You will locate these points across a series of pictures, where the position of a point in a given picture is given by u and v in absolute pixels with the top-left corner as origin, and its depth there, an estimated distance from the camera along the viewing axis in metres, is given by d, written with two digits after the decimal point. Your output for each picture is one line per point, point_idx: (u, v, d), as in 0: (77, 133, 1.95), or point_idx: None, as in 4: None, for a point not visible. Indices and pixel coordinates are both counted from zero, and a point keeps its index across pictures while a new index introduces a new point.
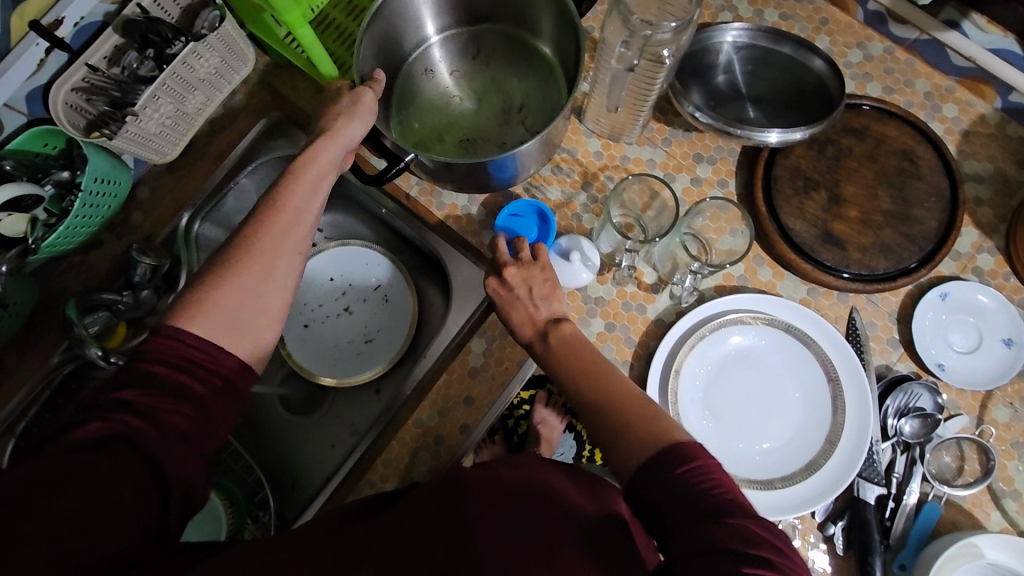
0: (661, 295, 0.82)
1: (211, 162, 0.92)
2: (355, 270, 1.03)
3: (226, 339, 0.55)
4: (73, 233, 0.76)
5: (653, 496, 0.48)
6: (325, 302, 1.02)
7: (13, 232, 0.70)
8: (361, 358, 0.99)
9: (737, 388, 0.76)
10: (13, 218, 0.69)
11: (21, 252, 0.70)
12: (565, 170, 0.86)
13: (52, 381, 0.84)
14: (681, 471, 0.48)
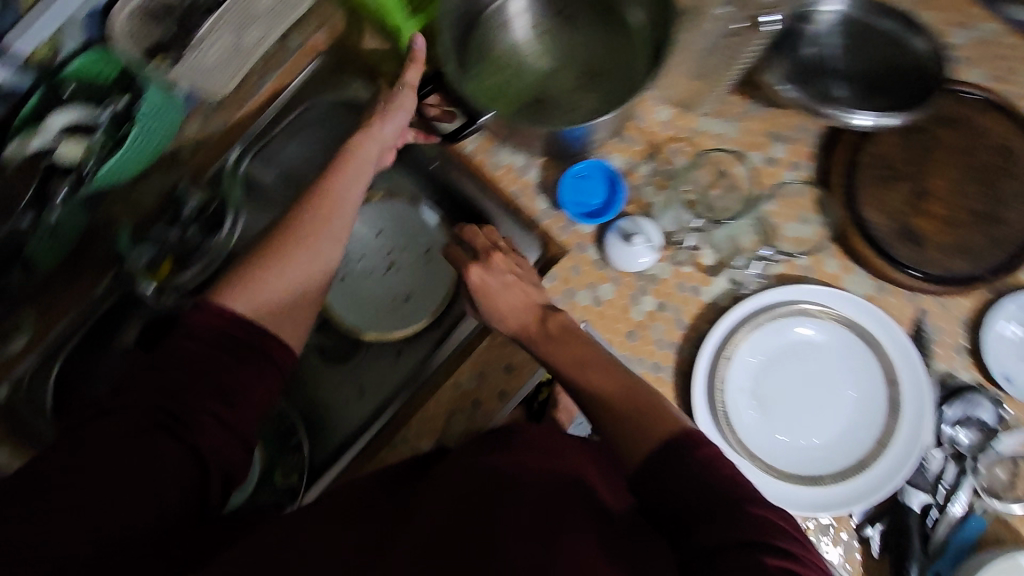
0: (718, 278, 0.78)
1: (262, 102, 0.89)
2: (399, 227, 1.01)
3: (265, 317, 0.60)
4: (126, 164, 0.77)
5: (677, 479, 0.50)
6: (366, 256, 1.01)
7: (69, 159, 0.71)
8: (399, 318, 0.97)
9: (789, 382, 0.74)
10: (71, 144, 0.70)
11: (76, 179, 0.72)
12: (629, 138, 0.82)
13: (97, 310, 0.85)
14: (702, 467, 0.50)
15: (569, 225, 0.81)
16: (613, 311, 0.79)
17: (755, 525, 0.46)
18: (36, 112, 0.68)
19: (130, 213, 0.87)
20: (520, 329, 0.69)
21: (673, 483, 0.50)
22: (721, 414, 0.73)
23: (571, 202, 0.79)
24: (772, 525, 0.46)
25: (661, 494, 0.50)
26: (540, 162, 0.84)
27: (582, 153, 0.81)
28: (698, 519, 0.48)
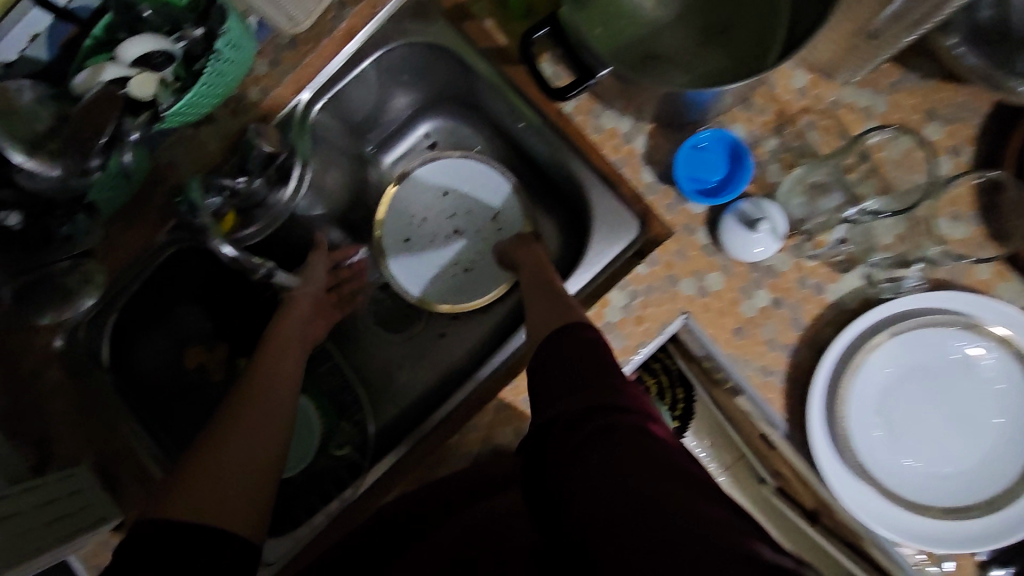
0: (849, 275, 0.68)
1: (338, 39, 0.79)
2: (471, 190, 0.92)
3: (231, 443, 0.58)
4: (201, 106, 0.66)
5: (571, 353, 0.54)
6: (431, 216, 0.93)
7: (142, 96, 0.61)
8: (457, 290, 0.90)
9: (924, 402, 0.65)
10: (143, 78, 0.59)
11: (150, 118, 0.62)
12: (757, 107, 0.72)
13: (155, 261, 0.80)
14: (582, 348, 0.54)
15: (677, 203, 0.72)
16: (719, 303, 0.70)
17: (616, 397, 0.48)
18: (105, 36, 0.62)
19: (192, 154, 0.78)
20: (527, 288, 0.73)
21: (585, 370, 0.52)
22: (841, 430, 0.65)
23: (687, 178, 0.70)
24: (608, 393, 0.49)
25: (566, 397, 0.50)
26: (648, 128, 0.74)
27: (699, 120, 0.71)
28: (577, 394, 0.50)
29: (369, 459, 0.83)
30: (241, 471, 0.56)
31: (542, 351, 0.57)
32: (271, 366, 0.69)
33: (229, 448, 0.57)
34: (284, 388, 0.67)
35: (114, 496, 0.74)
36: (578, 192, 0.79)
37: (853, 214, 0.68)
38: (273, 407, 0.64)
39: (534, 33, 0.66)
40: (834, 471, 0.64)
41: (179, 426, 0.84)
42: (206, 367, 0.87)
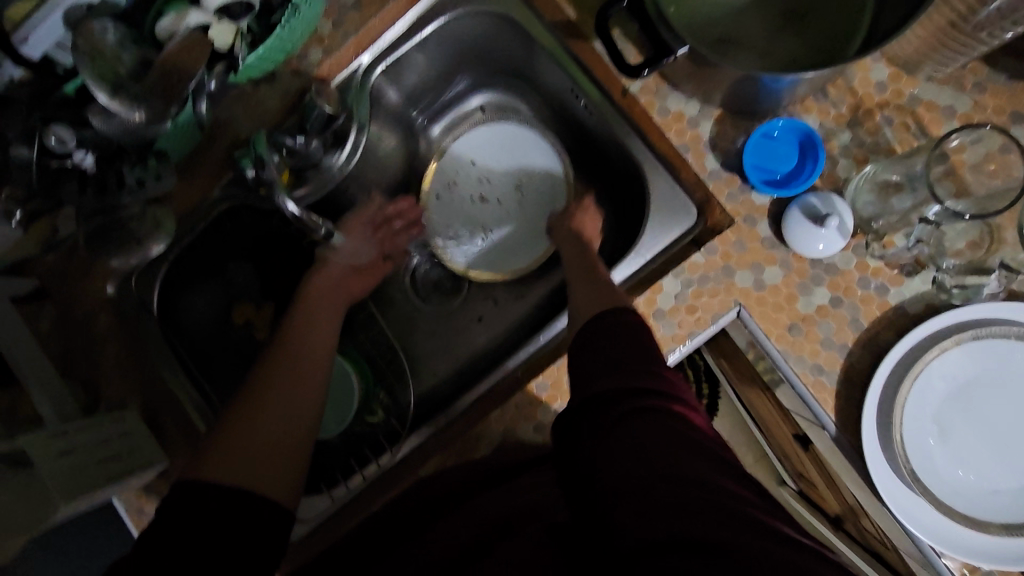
0: (915, 279, 0.66)
1: (402, 4, 0.78)
2: (512, 156, 0.92)
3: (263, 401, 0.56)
4: (269, 59, 0.68)
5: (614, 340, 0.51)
6: (471, 183, 0.93)
7: (220, 46, 0.60)
8: (496, 257, 0.91)
9: (985, 415, 0.63)
10: (222, 30, 0.58)
11: (226, 68, 0.63)
12: (832, 99, 0.69)
13: (209, 215, 0.79)
14: (626, 336, 0.51)
15: (740, 192, 0.70)
16: (776, 297, 0.68)
17: (655, 381, 0.46)
18: None
19: (252, 112, 0.79)
20: (570, 276, 0.72)
21: (619, 350, 0.50)
22: (896, 436, 0.63)
23: (753, 167, 0.69)
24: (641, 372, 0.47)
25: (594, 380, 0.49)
26: (716, 113, 0.72)
27: (772, 108, 0.68)
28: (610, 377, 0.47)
29: (409, 428, 0.82)
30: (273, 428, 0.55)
31: (578, 336, 0.54)
32: (296, 326, 0.68)
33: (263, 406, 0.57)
34: (315, 352, 0.65)
35: (162, 441, 0.76)
36: (635, 175, 0.78)
37: (931, 215, 0.64)
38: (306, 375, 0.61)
39: (610, 7, 0.64)
40: (883, 477, 0.63)
41: (223, 378, 0.85)
42: (253, 323, 0.87)
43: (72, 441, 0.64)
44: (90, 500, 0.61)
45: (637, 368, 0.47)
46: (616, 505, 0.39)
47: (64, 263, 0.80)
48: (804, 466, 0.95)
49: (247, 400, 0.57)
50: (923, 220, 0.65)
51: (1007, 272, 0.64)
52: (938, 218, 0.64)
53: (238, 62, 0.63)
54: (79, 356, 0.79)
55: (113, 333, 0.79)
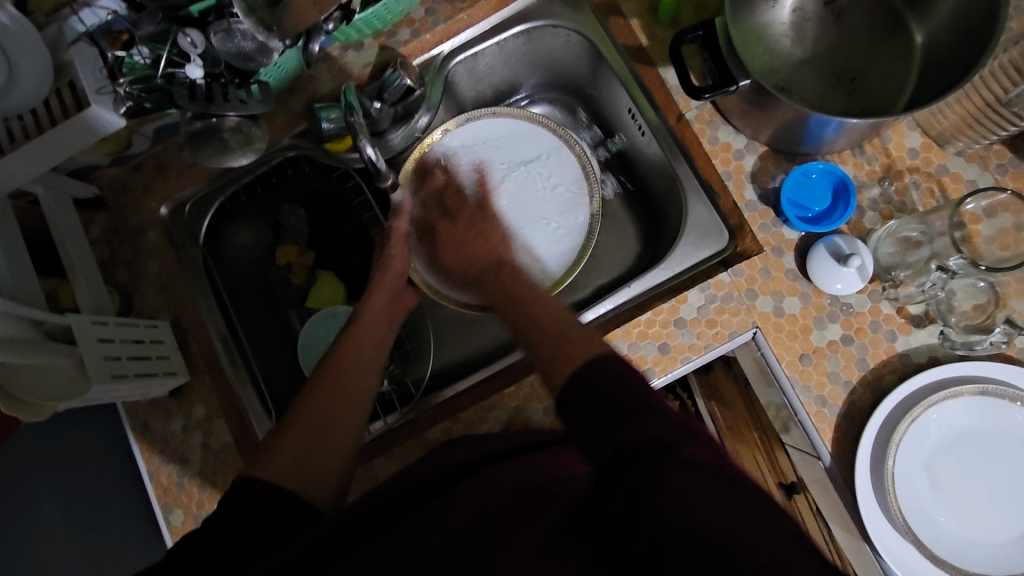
0: (922, 330, 0.71)
1: (491, 6, 0.85)
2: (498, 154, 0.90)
3: (328, 428, 0.58)
4: (377, 20, 0.73)
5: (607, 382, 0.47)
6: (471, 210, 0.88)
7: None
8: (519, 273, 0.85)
9: (975, 468, 0.66)
10: None
11: (343, 16, 0.68)
12: (867, 155, 0.75)
13: (272, 160, 0.86)
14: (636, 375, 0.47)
15: (773, 224, 0.75)
16: (792, 326, 0.72)
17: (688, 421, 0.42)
18: None
19: (335, 72, 0.84)
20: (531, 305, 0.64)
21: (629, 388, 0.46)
22: (889, 469, 0.66)
23: (789, 202, 0.74)
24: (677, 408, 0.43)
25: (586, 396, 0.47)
26: (761, 149, 0.77)
27: (812, 153, 0.74)
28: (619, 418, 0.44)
29: (420, 393, 0.87)
30: (331, 430, 0.59)
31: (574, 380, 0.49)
32: (365, 337, 0.68)
33: (328, 399, 0.61)
34: (370, 352, 0.67)
35: (184, 358, 0.78)
36: (676, 196, 0.83)
37: (951, 264, 0.69)
38: (360, 386, 0.63)
39: (687, 35, 0.71)
40: (870, 510, 0.66)
41: (250, 314, 0.88)
42: (292, 267, 0.89)
43: (111, 332, 0.67)
44: (116, 389, 0.65)
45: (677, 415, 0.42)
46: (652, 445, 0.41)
47: (126, 177, 0.84)
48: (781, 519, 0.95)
49: (316, 387, 0.62)
50: (942, 267, 0.69)
51: (1011, 327, 0.67)
52: (957, 268, 0.69)
53: (354, 14, 0.68)
54: (121, 267, 0.82)
55: (158, 251, 0.82)
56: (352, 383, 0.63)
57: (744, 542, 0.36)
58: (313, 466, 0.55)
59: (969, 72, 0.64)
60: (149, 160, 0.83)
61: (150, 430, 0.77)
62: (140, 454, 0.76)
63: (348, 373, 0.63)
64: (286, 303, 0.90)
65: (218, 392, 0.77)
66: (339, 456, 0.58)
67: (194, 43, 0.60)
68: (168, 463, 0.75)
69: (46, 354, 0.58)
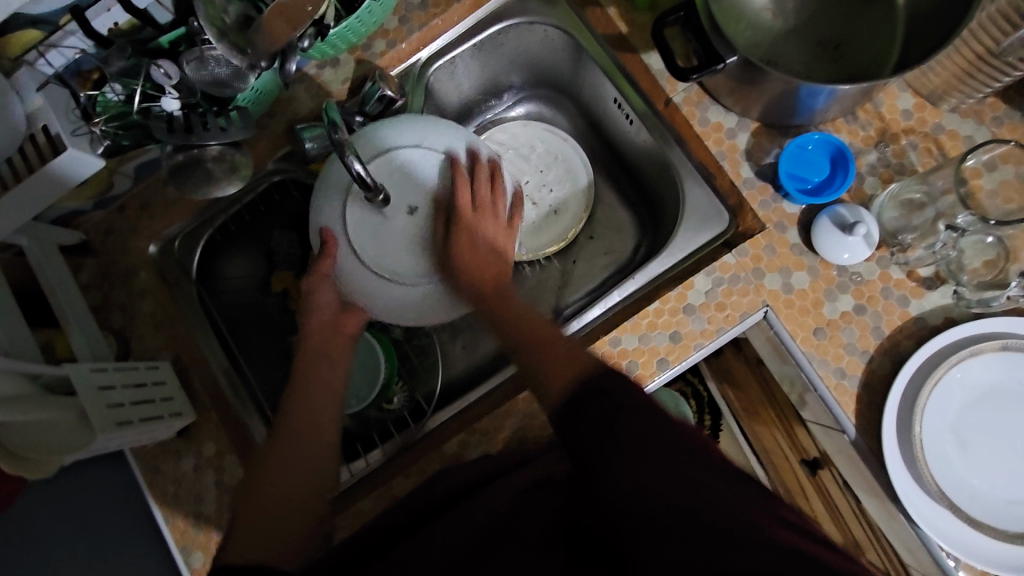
0: (935, 292, 0.69)
1: (466, 8, 0.84)
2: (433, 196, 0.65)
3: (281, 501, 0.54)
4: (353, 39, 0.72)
5: (587, 411, 0.46)
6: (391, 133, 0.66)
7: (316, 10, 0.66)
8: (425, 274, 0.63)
9: (1002, 426, 0.65)
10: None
11: (317, 32, 0.67)
12: (861, 122, 0.74)
13: (259, 186, 0.85)
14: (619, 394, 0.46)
15: (773, 200, 0.74)
16: (803, 301, 0.71)
17: (658, 427, 0.43)
18: None
19: (313, 92, 0.82)
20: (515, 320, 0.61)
21: (597, 413, 0.45)
22: (917, 435, 0.64)
23: (788, 175, 0.73)
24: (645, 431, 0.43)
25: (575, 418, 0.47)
26: (753, 126, 0.76)
27: (806, 124, 0.73)
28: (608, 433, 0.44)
29: (433, 407, 0.86)
30: (293, 511, 0.54)
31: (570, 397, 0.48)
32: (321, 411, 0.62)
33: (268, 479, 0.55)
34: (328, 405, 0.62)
35: (188, 396, 0.77)
36: (672, 181, 0.82)
37: (960, 222, 0.68)
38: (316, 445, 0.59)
39: (668, 17, 0.70)
40: (902, 480, 0.65)
41: (251, 344, 0.87)
42: (289, 292, 0.89)
43: (111, 378, 0.66)
44: (120, 437, 0.64)
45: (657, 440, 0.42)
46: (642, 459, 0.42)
47: (111, 219, 0.82)
48: (807, 498, 0.95)
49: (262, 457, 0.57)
50: (950, 227, 0.68)
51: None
52: (965, 225, 0.68)
53: (329, 29, 0.67)
54: (116, 311, 0.80)
55: (152, 291, 0.80)
56: (309, 465, 0.58)
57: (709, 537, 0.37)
58: (263, 547, 0.50)
59: (957, 26, 0.63)
60: (133, 199, 0.81)
61: (160, 473, 0.75)
62: (153, 499, 0.74)
63: (298, 449, 0.58)
64: (286, 330, 0.88)
65: (228, 427, 0.76)
66: (304, 536, 0.54)
67: (168, 74, 0.60)
68: (182, 506, 0.73)
69: (50, 407, 0.57)
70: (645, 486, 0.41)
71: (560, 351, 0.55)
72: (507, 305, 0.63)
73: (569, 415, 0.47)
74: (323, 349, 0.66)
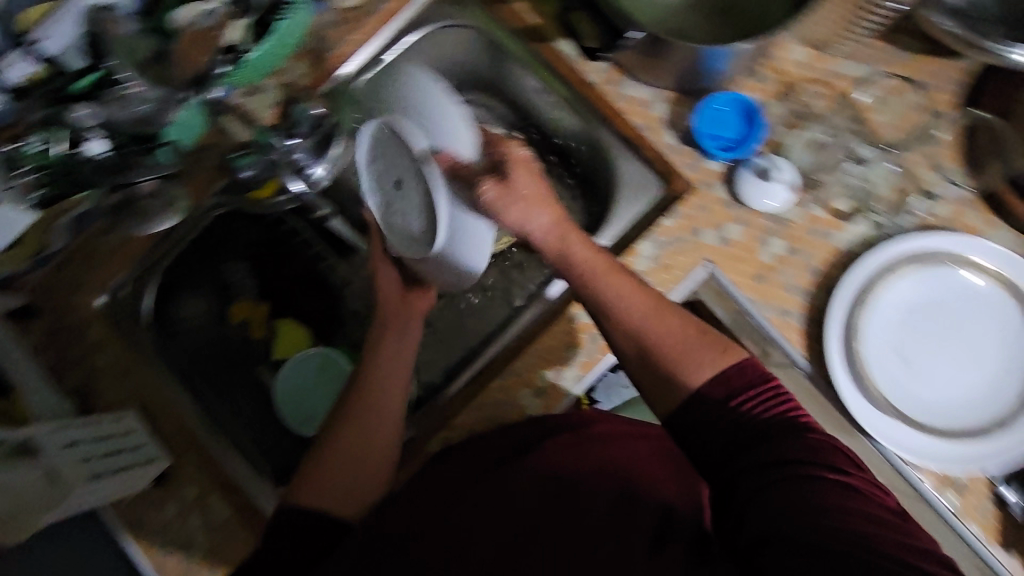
0: (853, 223, 0.75)
1: (381, 20, 0.87)
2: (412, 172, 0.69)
3: (355, 467, 0.63)
4: (272, 61, 0.72)
5: (757, 422, 0.51)
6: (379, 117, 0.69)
7: (228, 37, 0.66)
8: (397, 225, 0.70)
9: (929, 335, 0.71)
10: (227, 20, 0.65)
11: (234, 59, 0.67)
12: (764, 77, 0.79)
13: (204, 222, 0.85)
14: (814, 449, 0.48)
15: (698, 161, 0.78)
16: (740, 252, 0.76)
17: (791, 442, 0.49)
18: None
19: (241, 121, 0.82)
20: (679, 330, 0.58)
21: (726, 421, 0.52)
22: (860, 358, 0.70)
23: (707, 135, 0.77)
24: (765, 442, 0.50)
25: (705, 429, 0.53)
26: (669, 96, 0.81)
27: (713, 87, 0.77)
28: (743, 443, 0.51)
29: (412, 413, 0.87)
30: (361, 479, 0.63)
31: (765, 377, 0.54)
32: (387, 395, 0.66)
33: (354, 445, 0.64)
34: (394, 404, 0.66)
35: (161, 443, 0.75)
36: (605, 159, 0.85)
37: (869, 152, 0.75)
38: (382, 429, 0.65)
39: None
40: (854, 400, 0.69)
41: (218, 382, 0.86)
42: (249, 323, 0.89)
43: (79, 432, 0.67)
44: (96, 490, 0.64)
45: (789, 443, 0.49)
46: (767, 468, 0.48)
47: (53, 278, 0.80)
48: None
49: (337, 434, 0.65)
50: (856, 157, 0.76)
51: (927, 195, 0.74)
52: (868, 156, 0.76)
53: (245, 55, 0.68)
54: (71, 369, 0.78)
55: (107, 343, 0.78)
56: (376, 434, 0.65)
57: (833, 541, 0.43)
58: (325, 494, 0.62)
59: None
60: (75, 253, 0.80)
61: (142, 524, 0.73)
62: (138, 553, 0.72)
63: (366, 421, 0.65)
64: (253, 362, 0.89)
65: (207, 467, 0.75)
66: (365, 488, 0.64)
67: (89, 116, 0.61)
68: (170, 554, 0.72)
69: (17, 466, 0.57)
70: (778, 503, 0.46)
71: (680, 336, 0.56)
72: (603, 276, 0.59)
73: (700, 413, 0.53)
74: (393, 321, 0.71)
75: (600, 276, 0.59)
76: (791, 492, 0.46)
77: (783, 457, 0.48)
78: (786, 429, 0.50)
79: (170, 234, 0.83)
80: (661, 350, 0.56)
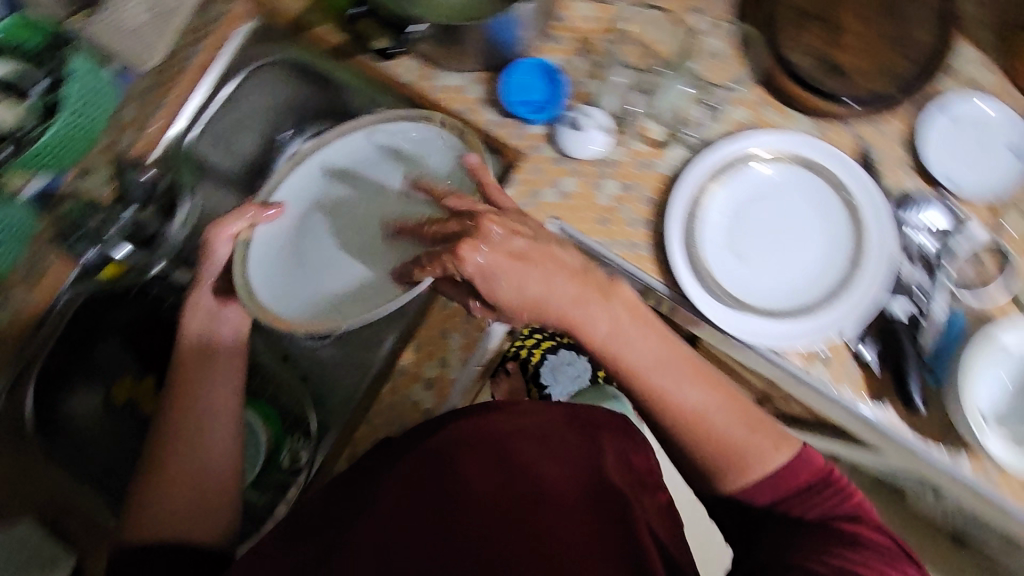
0: (671, 148, 0.80)
1: (195, 74, 0.88)
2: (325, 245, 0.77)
3: (190, 506, 0.65)
4: (62, 146, 0.78)
5: (787, 502, 0.60)
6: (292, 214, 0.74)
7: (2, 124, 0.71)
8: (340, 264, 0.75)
9: (761, 230, 0.77)
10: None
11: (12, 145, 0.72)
12: (559, 38, 0.84)
13: (65, 315, 0.82)
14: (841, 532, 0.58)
15: (521, 129, 0.82)
16: (579, 201, 0.79)
17: (836, 506, 0.60)
18: None
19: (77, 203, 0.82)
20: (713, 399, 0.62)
21: (790, 481, 0.60)
22: (701, 266, 0.75)
23: (518, 103, 0.81)
24: (790, 525, 0.59)
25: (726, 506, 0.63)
26: (480, 76, 0.84)
27: (517, 54, 0.81)
28: (758, 520, 0.61)
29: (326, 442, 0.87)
30: (198, 512, 0.65)
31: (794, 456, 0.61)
32: (209, 415, 0.69)
33: (185, 483, 0.65)
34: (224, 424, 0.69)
35: None
36: None
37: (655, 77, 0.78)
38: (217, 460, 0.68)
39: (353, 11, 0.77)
40: (709, 307, 0.74)
41: (120, 467, 0.86)
42: (136, 400, 0.89)
43: None
44: None
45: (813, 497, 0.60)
46: (789, 529, 0.59)
47: None
48: None
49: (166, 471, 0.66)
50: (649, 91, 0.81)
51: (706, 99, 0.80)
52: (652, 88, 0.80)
53: (23, 138, 0.73)
54: None
55: None
56: (208, 466, 0.67)
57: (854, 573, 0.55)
58: (172, 527, 0.63)
59: None
60: None
61: None
62: None
63: (198, 455, 0.67)
64: (153, 436, 0.88)
65: None
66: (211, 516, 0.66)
67: None
68: None
69: None
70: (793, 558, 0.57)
71: (728, 429, 0.60)
72: (659, 378, 0.59)
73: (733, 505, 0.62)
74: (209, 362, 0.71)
75: (651, 370, 0.58)
76: (817, 544, 0.57)
77: (822, 519, 0.59)
78: (826, 490, 0.61)
79: (35, 335, 0.82)
80: (707, 449, 0.60)
